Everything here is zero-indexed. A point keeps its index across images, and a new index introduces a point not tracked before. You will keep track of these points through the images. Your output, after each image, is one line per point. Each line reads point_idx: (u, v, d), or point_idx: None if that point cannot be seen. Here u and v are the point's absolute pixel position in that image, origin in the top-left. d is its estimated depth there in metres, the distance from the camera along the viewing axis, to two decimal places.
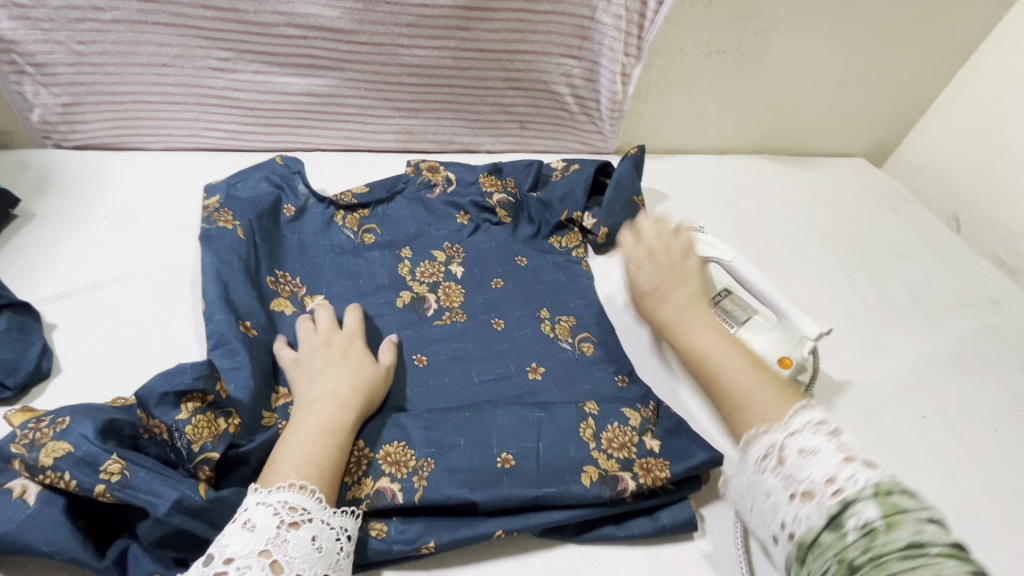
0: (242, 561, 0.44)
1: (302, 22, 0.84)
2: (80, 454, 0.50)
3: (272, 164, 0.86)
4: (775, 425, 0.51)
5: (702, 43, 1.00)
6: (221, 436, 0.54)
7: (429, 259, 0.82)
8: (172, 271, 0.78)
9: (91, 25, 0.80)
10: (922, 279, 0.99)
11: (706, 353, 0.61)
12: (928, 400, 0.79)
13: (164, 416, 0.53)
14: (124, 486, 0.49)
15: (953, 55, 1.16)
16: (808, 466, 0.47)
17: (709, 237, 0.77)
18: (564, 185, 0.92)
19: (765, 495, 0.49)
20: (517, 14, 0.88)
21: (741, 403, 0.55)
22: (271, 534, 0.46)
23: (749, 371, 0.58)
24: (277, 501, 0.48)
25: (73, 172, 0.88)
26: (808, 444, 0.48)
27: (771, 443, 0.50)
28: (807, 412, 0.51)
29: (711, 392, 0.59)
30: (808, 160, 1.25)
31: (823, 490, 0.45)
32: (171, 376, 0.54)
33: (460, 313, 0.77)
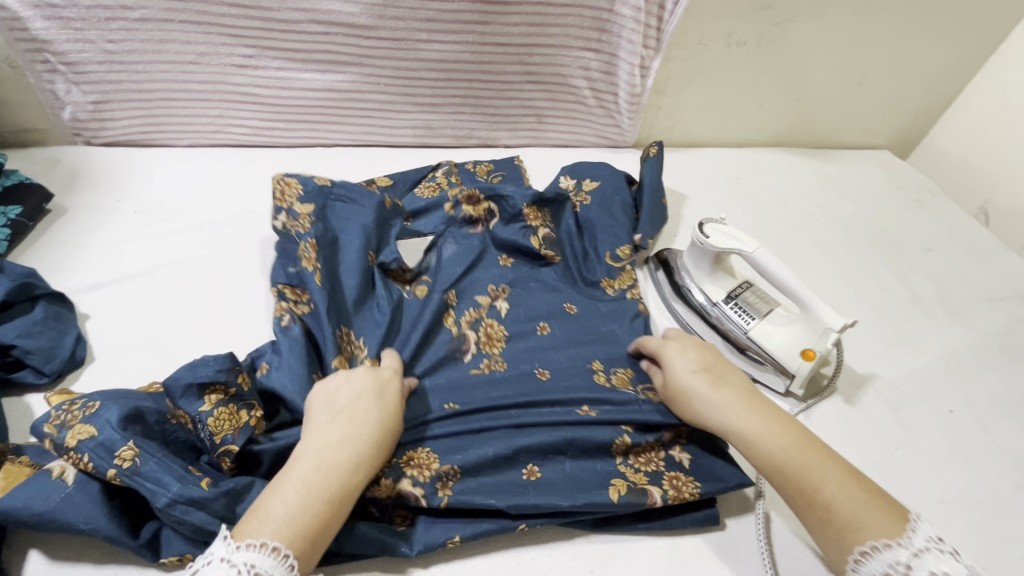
0: None
1: (323, 19, 0.85)
2: (101, 438, 0.51)
3: (379, 203, 0.77)
4: (894, 541, 0.50)
5: (722, 34, 0.99)
6: (241, 428, 0.56)
7: (474, 306, 0.74)
8: (197, 263, 0.79)
9: (121, 24, 0.82)
10: (950, 273, 0.97)
11: (785, 458, 0.56)
12: (955, 394, 0.77)
13: (188, 407, 0.56)
14: (134, 473, 0.51)
15: (981, 44, 1.14)
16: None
17: (729, 229, 0.76)
18: (607, 219, 0.86)
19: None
20: (536, 8, 0.89)
21: (853, 521, 0.51)
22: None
23: (841, 476, 0.54)
24: (242, 562, 0.44)
25: (102, 168, 0.91)
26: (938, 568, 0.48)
27: (894, 562, 0.49)
28: (922, 527, 0.51)
29: (808, 504, 0.54)
30: (830, 153, 1.23)
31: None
32: (194, 368, 0.57)
33: (500, 361, 0.69)
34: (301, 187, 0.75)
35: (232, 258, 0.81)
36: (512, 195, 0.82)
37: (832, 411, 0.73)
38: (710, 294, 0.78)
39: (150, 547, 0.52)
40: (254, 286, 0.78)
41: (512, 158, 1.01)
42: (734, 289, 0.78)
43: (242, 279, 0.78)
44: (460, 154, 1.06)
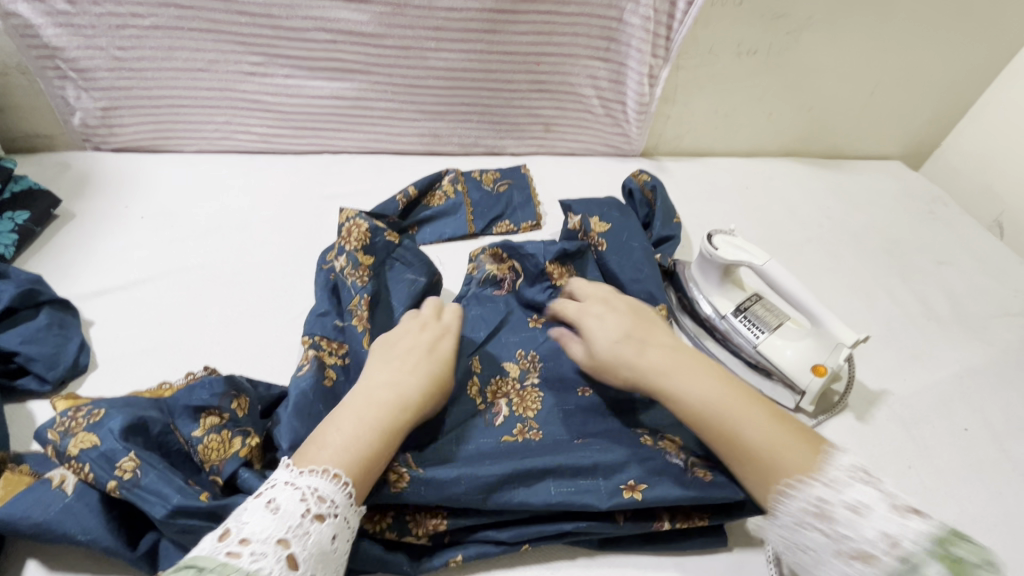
0: (259, 545, 0.43)
1: (332, 27, 0.85)
2: (102, 448, 0.51)
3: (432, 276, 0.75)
4: (810, 478, 0.50)
5: (732, 43, 0.98)
6: (229, 457, 0.54)
7: (501, 373, 0.69)
8: (203, 270, 0.79)
9: (132, 31, 0.82)
10: (964, 287, 0.95)
11: (712, 405, 0.55)
12: (971, 412, 0.75)
13: (183, 427, 0.55)
14: (133, 485, 0.50)
15: (996, 55, 1.12)
16: (861, 525, 0.47)
17: (738, 241, 0.75)
18: (637, 272, 0.79)
19: (810, 552, 0.50)
20: (545, 17, 0.88)
21: (775, 458, 0.52)
22: (293, 521, 0.45)
23: (767, 422, 0.54)
24: (306, 486, 0.47)
25: (111, 174, 0.91)
26: (857, 499, 0.48)
27: (813, 499, 0.50)
28: (838, 457, 0.52)
29: (732, 449, 0.54)
30: (841, 163, 1.22)
31: (883, 552, 0.46)
32: (192, 391, 0.57)
33: (535, 431, 0.64)
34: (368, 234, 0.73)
35: (237, 266, 0.81)
36: (535, 251, 0.77)
37: (843, 427, 0.71)
38: (718, 307, 0.77)
39: (149, 557, 0.52)
40: (260, 294, 0.77)
41: (518, 167, 1.01)
42: (743, 301, 0.77)
43: (247, 286, 0.78)
44: (467, 162, 1.05)
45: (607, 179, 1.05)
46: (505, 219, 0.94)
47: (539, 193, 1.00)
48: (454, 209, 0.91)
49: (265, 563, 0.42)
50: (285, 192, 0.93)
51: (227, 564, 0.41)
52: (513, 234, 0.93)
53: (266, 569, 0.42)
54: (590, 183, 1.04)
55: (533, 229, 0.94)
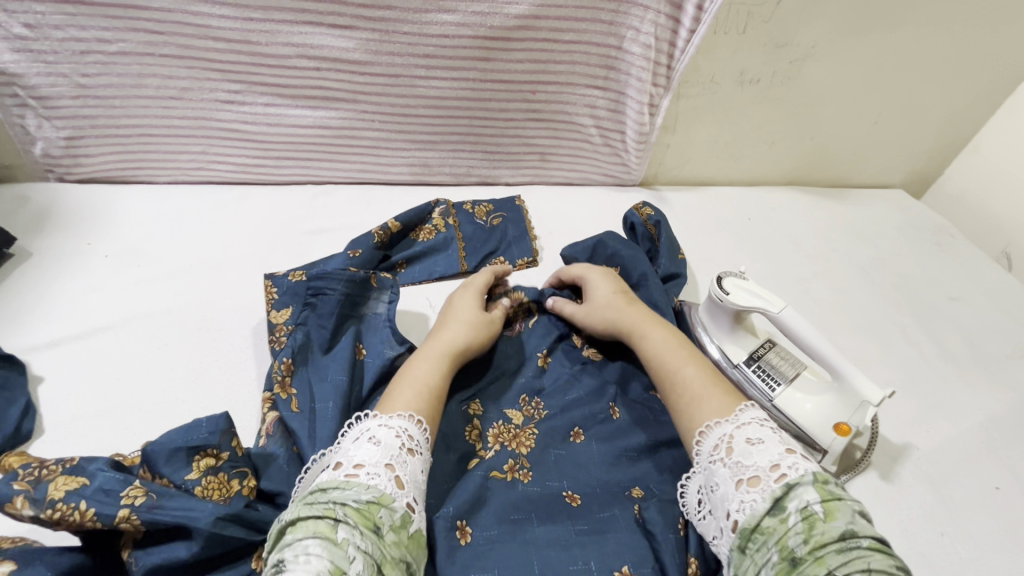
0: (372, 468, 0.47)
1: (315, 54, 0.80)
2: (97, 484, 0.46)
3: (366, 284, 0.69)
4: (725, 419, 0.55)
5: (734, 73, 0.95)
6: (235, 496, 0.50)
7: (504, 420, 0.65)
8: (169, 316, 0.73)
9: (97, 58, 0.76)
10: (980, 325, 0.91)
11: (663, 353, 0.64)
12: (1000, 468, 0.71)
13: (172, 474, 0.49)
14: (152, 507, 0.45)
15: (998, 85, 1.10)
16: (754, 454, 0.51)
17: (750, 285, 0.70)
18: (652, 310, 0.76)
19: (714, 486, 0.52)
20: (541, 44, 0.84)
21: (700, 395, 0.58)
22: (394, 451, 0.49)
23: (703, 373, 0.61)
24: (399, 425, 0.51)
25: (74, 208, 0.84)
26: (755, 435, 0.52)
27: (722, 435, 0.54)
28: (755, 409, 0.56)
29: (668, 389, 0.62)
30: (843, 193, 1.18)
31: (768, 475, 0.49)
32: (187, 430, 0.50)
33: (525, 472, 0.60)
34: (276, 290, 0.69)
35: (209, 311, 0.74)
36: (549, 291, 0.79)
37: (867, 488, 0.66)
38: (729, 353, 0.72)
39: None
40: (233, 341, 0.71)
41: (512, 198, 0.96)
42: (756, 349, 0.72)
43: (219, 333, 0.71)
44: (459, 193, 1.00)
45: (606, 211, 1.00)
46: (499, 255, 0.88)
47: (536, 226, 0.95)
48: (444, 244, 0.86)
49: (379, 481, 0.46)
50: (264, 226, 0.87)
51: (348, 481, 0.45)
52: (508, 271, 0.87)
53: (381, 485, 0.46)
54: (589, 215, 0.99)
55: (529, 266, 0.88)
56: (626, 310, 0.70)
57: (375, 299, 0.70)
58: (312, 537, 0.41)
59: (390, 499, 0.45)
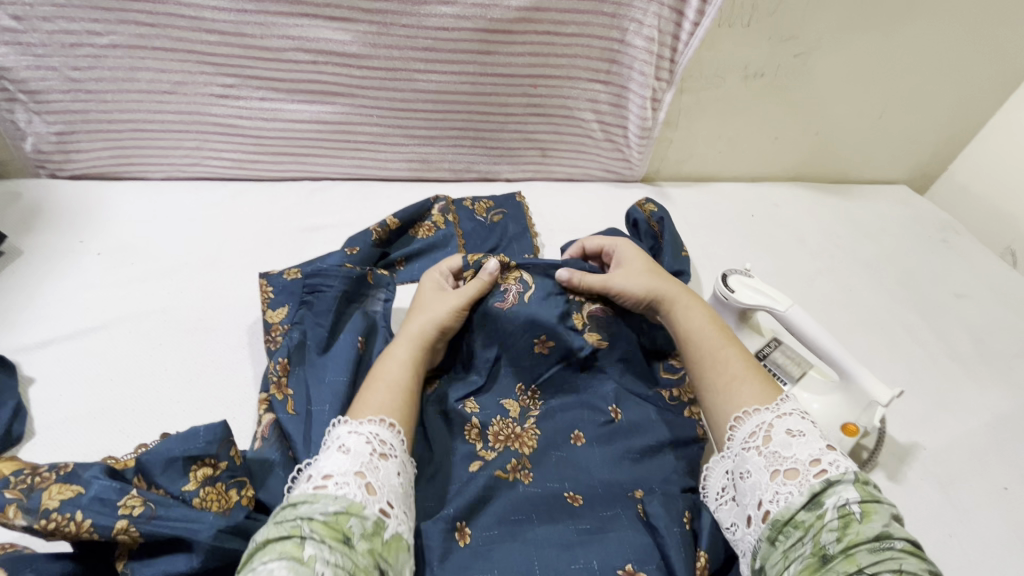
0: (340, 477, 0.45)
1: (312, 47, 0.78)
2: (92, 494, 0.44)
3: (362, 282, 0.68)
4: (765, 405, 0.53)
5: (738, 66, 0.93)
6: (234, 507, 0.48)
7: (501, 414, 0.63)
8: (163, 316, 0.71)
9: (87, 51, 0.74)
10: (986, 322, 0.90)
11: (704, 332, 0.62)
12: (1008, 468, 0.70)
13: (169, 485, 0.48)
14: (149, 517, 0.44)
15: (1005, 79, 1.09)
16: (794, 446, 0.49)
17: (756, 283, 0.69)
18: None
19: (745, 474, 0.51)
20: (542, 37, 0.82)
21: (739, 376, 0.57)
22: (365, 458, 0.47)
23: (742, 357, 0.59)
24: (369, 431, 0.49)
25: (66, 205, 0.82)
26: (795, 427, 0.51)
27: (760, 422, 0.52)
28: (794, 399, 0.54)
29: (703, 367, 0.60)
30: (847, 188, 1.17)
31: (807, 470, 0.47)
32: (183, 439, 0.49)
33: (527, 474, 0.58)
34: (272, 290, 0.68)
35: (204, 310, 0.72)
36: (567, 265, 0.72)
37: None
38: None
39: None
40: (228, 342, 0.69)
41: (513, 194, 0.94)
42: (761, 348, 0.71)
43: (214, 333, 0.70)
44: (458, 189, 0.99)
45: (608, 207, 0.99)
46: (500, 252, 0.86)
47: (536, 223, 0.94)
48: (444, 241, 0.84)
49: (348, 491, 0.44)
50: (260, 223, 0.85)
51: (316, 494, 0.44)
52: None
53: (351, 495, 0.44)
54: (591, 212, 0.97)
55: None
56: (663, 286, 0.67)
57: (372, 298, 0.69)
58: (278, 558, 0.39)
59: (360, 507, 0.44)
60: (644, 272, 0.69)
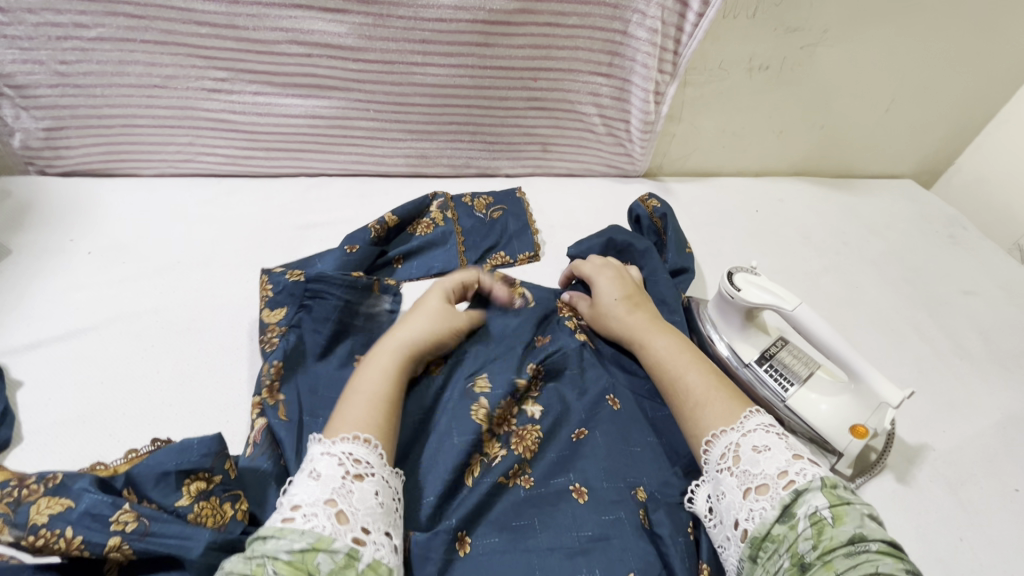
0: (309, 508, 0.43)
1: (306, 39, 0.76)
2: (83, 508, 0.42)
3: (366, 290, 0.67)
4: (730, 426, 0.53)
5: (743, 59, 0.91)
6: (229, 522, 0.47)
7: (508, 395, 0.60)
8: (156, 316, 0.69)
9: (75, 44, 0.72)
10: (993, 319, 0.89)
11: (669, 357, 0.62)
12: (1018, 469, 0.68)
13: (162, 500, 0.46)
14: (143, 534, 0.42)
15: (1015, 70, 1.06)
16: (762, 461, 0.49)
17: (762, 281, 0.67)
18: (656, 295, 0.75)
19: (720, 494, 0.50)
20: (542, 29, 0.80)
21: (703, 402, 0.56)
22: (336, 484, 0.45)
23: (707, 378, 0.59)
24: (342, 452, 0.47)
25: (56, 202, 0.81)
26: (761, 442, 0.50)
27: (729, 443, 0.52)
28: (761, 415, 0.53)
29: (671, 394, 0.60)
30: (852, 183, 1.15)
31: (775, 483, 0.47)
32: (175, 452, 0.47)
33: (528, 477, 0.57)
34: (272, 289, 0.67)
35: (197, 310, 0.71)
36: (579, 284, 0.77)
37: (883, 492, 0.64)
38: (739, 353, 0.69)
39: None
40: (223, 343, 0.68)
41: (513, 190, 0.93)
42: (768, 347, 0.69)
43: (207, 333, 0.68)
44: (457, 185, 0.97)
45: (610, 203, 0.97)
46: (500, 250, 0.85)
47: (537, 220, 0.92)
48: (443, 239, 0.83)
49: (316, 522, 0.42)
50: (255, 220, 0.84)
51: (283, 528, 0.42)
52: (509, 266, 0.84)
53: (319, 527, 0.42)
54: (593, 208, 0.96)
55: (530, 261, 0.85)
56: (630, 311, 0.68)
57: (376, 307, 0.67)
58: None
59: (330, 541, 0.41)
60: (614, 299, 0.69)
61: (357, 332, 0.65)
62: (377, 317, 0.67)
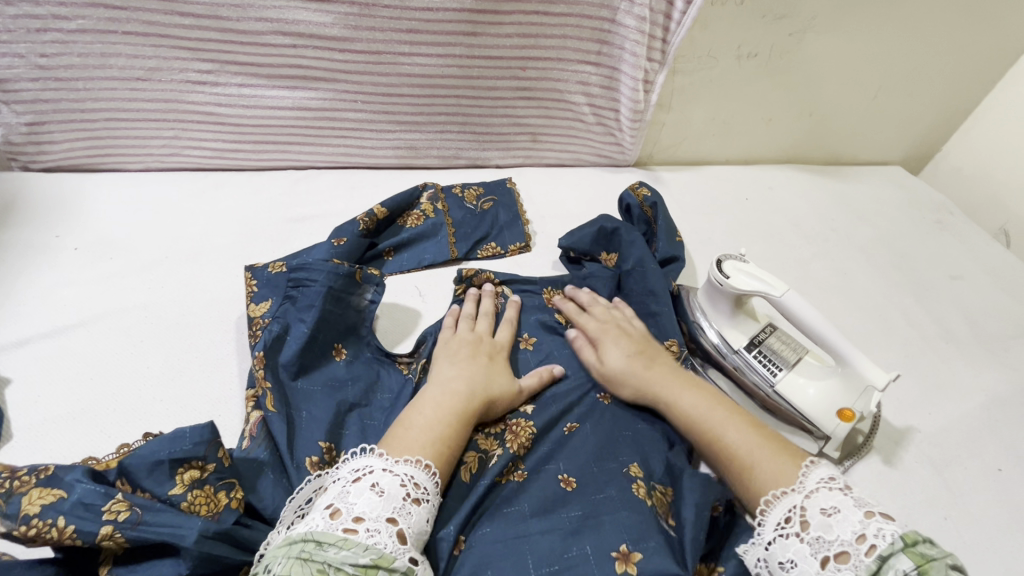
0: (372, 523, 0.43)
1: (291, 30, 0.76)
2: (75, 498, 0.42)
3: (346, 279, 0.65)
4: (790, 486, 0.50)
5: (732, 46, 0.91)
6: (223, 511, 0.46)
7: None
8: (144, 311, 0.69)
9: (55, 36, 0.71)
10: (979, 303, 0.90)
11: (701, 417, 0.59)
12: (1002, 449, 0.70)
13: (156, 488, 0.45)
14: (136, 522, 0.42)
15: (1000, 57, 1.07)
16: (834, 526, 0.45)
17: (752, 269, 0.67)
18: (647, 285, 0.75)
19: (788, 563, 0.46)
20: (529, 17, 0.80)
21: (748, 463, 0.53)
22: (398, 503, 0.46)
23: (746, 435, 0.56)
24: (405, 473, 0.48)
25: (40, 199, 0.80)
26: (829, 503, 0.47)
27: (792, 506, 0.48)
28: (819, 468, 0.50)
29: (715, 457, 0.57)
30: (841, 170, 1.16)
31: (856, 550, 0.43)
32: (167, 441, 0.47)
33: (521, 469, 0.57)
34: (255, 283, 0.66)
35: (186, 305, 0.71)
36: (591, 271, 0.79)
37: (871, 473, 0.65)
38: (729, 339, 0.70)
39: None
40: (212, 338, 0.68)
41: (504, 180, 0.93)
42: (757, 334, 0.70)
43: (197, 329, 0.68)
44: (447, 176, 0.96)
45: (600, 193, 0.97)
46: (491, 241, 0.85)
47: (528, 210, 0.92)
48: (434, 231, 0.83)
49: (379, 539, 0.43)
50: (243, 213, 0.83)
51: (347, 541, 0.42)
52: (499, 257, 0.84)
53: (381, 544, 0.42)
54: (584, 198, 0.96)
55: (522, 251, 0.85)
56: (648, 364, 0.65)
57: (360, 297, 0.67)
58: None
59: (390, 560, 0.42)
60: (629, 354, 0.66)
61: (341, 324, 0.64)
62: (361, 306, 0.66)
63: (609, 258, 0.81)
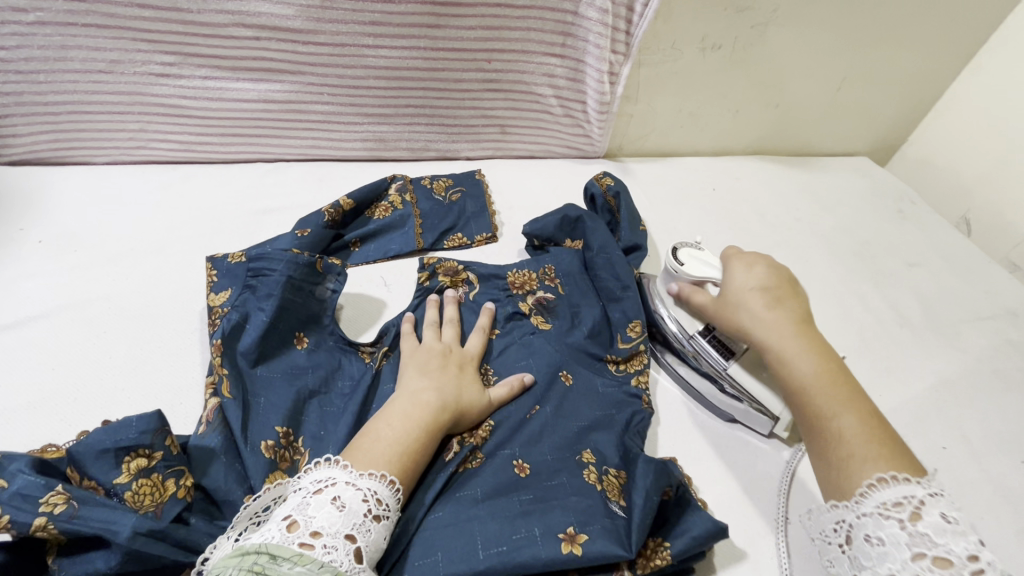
0: (330, 539, 0.43)
1: (253, 22, 0.76)
2: (15, 488, 0.43)
3: (307, 268, 0.66)
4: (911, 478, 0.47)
5: (695, 38, 0.92)
6: (166, 504, 0.47)
7: None
8: (109, 302, 0.70)
9: (14, 29, 0.71)
10: (936, 290, 0.92)
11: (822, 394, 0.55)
12: (948, 428, 0.72)
13: (102, 476, 0.46)
14: (71, 516, 0.43)
15: (960, 48, 1.10)
16: (948, 534, 0.43)
17: (705, 256, 0.71)
18: (610, 274, 0.77)
19: (877, 540, 0.45)
20: (492, 10, 0.81)
21: (862, 448, 0.50)
22: (358, 520, 0.46)
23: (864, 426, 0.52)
24: (368, 488, 0.48)
25: (5, 192, 0.80)
26: (953, 514, 0.44)
27: (907, 494, 0.46)
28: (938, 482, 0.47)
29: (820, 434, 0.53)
30: (808, 161, 1.18)
31: (963, 564, 0.42)
32: (113, 431, 0.47)
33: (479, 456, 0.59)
34: (217, 273, 0.67)
35: (151, 296, 0.71)
36: (555, 255, 0.80)
37: None
38: (684, 324, 0.71)
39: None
40: (176, 328, 0.68)
41: (472, 172, 0.94)
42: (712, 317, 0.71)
43: (161, 319, 0.69)
44: (417, 169, 0.97)
45: (569, 185, 0.98)
46: (457, 231, 0.86)
47: (496, 201, 0.93)
48: (401, 222, 0.84)
49: (335, 557, 0.43)
50: (209, 206, 0.83)
51: (302, 556, 0.41)
52: (466, 247, 0.85)
53: (337, 562, 0.42)
54: (552, 189, 0.97)
55: (489, 241, 0.86)
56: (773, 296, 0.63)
57: (322, 287, 0.68)
58: None
59: None
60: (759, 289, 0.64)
61: (302, 312, 0.65)
62: (323, 296, 0.68)
63: (575, 244, 0.82)
